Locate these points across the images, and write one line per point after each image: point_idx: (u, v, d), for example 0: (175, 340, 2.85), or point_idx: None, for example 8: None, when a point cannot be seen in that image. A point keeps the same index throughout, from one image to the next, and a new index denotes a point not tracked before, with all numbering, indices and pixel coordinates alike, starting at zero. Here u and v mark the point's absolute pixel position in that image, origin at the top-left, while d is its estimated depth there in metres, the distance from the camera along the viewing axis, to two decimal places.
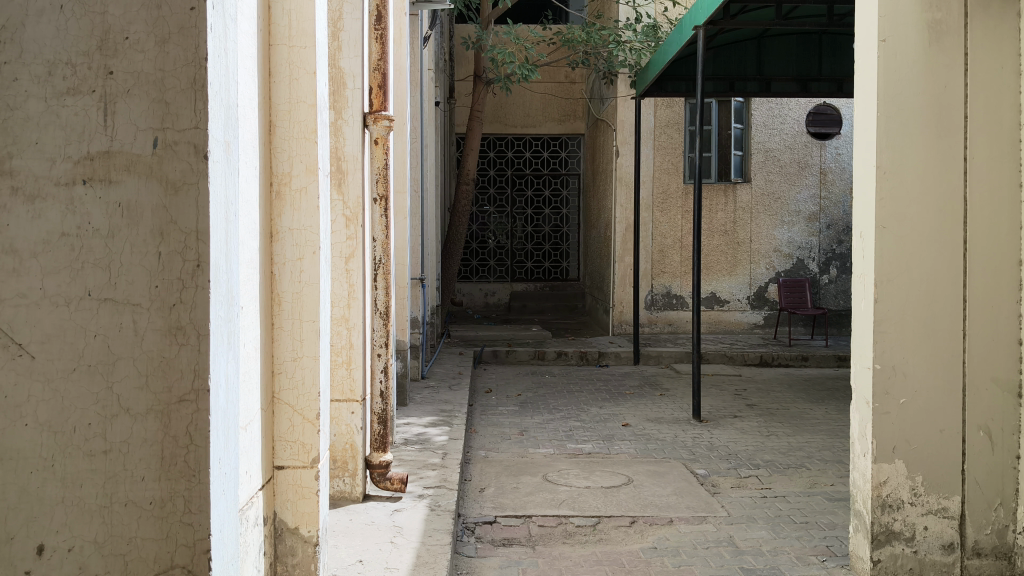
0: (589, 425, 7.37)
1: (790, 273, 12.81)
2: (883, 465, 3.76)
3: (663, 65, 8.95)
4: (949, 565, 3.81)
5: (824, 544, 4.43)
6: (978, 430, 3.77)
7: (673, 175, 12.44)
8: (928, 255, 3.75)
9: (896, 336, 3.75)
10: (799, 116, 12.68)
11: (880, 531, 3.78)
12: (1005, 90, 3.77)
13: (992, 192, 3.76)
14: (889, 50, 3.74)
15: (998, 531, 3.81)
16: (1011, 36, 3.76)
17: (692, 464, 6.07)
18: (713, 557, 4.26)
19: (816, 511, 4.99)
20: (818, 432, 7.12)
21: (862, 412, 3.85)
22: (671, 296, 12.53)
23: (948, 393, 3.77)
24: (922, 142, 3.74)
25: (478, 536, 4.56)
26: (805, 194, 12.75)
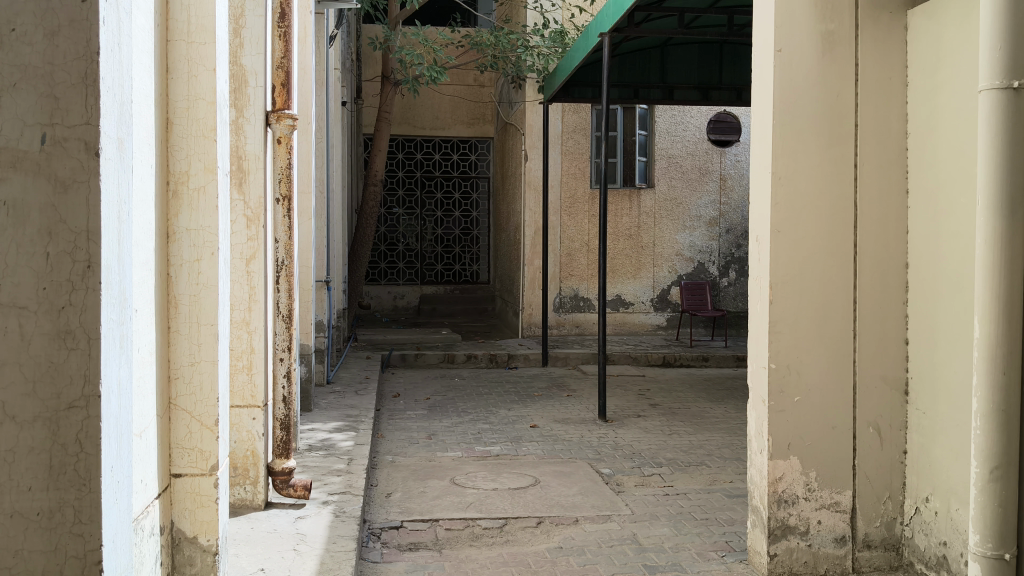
0: (496, 427, 7.39)
1: (691, 277, 13.13)
2: (779, 462, 3.88)
3: (570, 71, 9.02)
4: (841, 558, 3.96)
5: (723, 540, 4.54)
6: (868, 426, 3.94)
7: (581, 180, 12.58)
8: (819, 257, 3.89)
9: (792, 336, 3.88)
10: (700, 123, 13.00)
11: (776, 526, 3.90)
12: (893, 99, 3.94)
13: (881, 199, 3.93)
14: (785, 61, 3.86)
15: (886, 523, 3.98)
16: (899, 48, 3.93)
17: (597, 464, 6.15)
18: (617, 555, 4.32)
19: (716, 507, 5.12)
20: (717, 430, 7.31)
21: (759, 412, 3.97)
22: (578, 299, 12.68)
23: (839, 391, 3.91)
24: (814, 149, 3.88)
25: (384, 541, 4.52)
26: (706, 200, 13.07)
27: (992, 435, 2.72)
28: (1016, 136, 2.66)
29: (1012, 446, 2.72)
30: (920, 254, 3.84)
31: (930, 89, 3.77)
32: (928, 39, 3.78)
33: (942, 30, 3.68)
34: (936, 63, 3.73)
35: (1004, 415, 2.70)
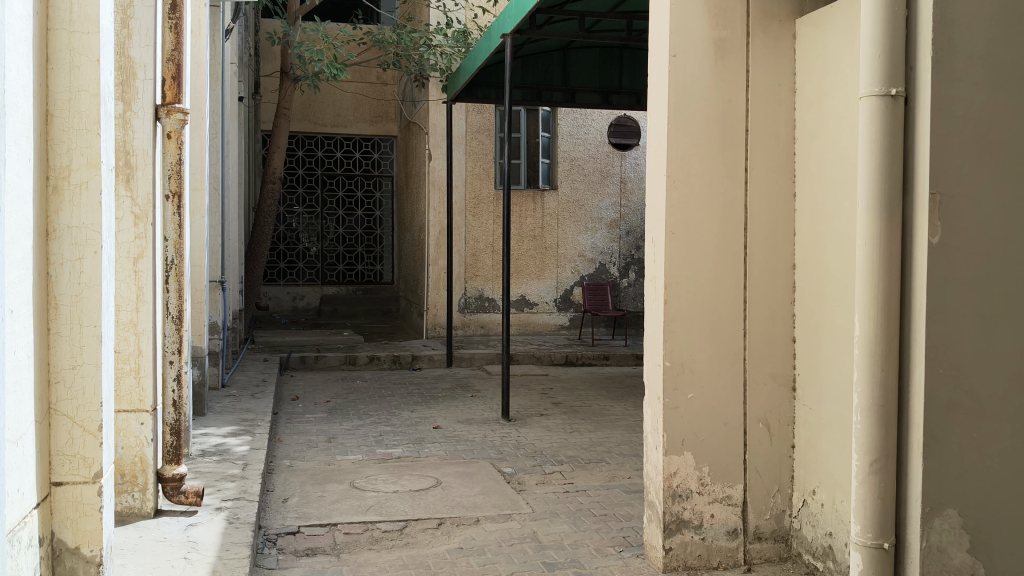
0: (398, 429, 7.32)
1: (593, 277, 13.30)
2: (673, 458, 3.95)
3: (473, 71, 9.00)
4: (733, 550, 4.07)
5: (621, 535, 4.60)
6: (758, 421, 4.06)
7: (485, 180, 12.59)
8: (710, 257, 3.98)
9: (685, 335, 3.96)
10: (601, 127, 13.19)
11: (670, 521, 3.98)
12: (781, 106, 4.06)
13: (770, 201, 4.05)
14: (679, 65, 3.93)
15: (776, 515, 4.11)
16: (787, 56, 4.06)
17: (499, 463, 6.16)
18: (516, 553, 4.33)
19: (615, 503, 5.19)
20: (617, 427, 7.42)
21: (654, 409, 4.03)
22: (483, 300, 12.68)
23: (730, 387, 4.02)
24: (706, 152, 3.97)
25: (279, 547, 4.41)
26: (607, 202, 13.27)
27: (872, 429, 2.83)
28: (891, 142, 2.79)
29: (890, 439, 2.83)
30: (806, 257, 3.97)
31: (816, 95, 3.90)
32: (815, 48, 3.91)
33: (827, 39, 3.82)
34: (821, 72, 3.87)
35: (883, 409, 2.81)
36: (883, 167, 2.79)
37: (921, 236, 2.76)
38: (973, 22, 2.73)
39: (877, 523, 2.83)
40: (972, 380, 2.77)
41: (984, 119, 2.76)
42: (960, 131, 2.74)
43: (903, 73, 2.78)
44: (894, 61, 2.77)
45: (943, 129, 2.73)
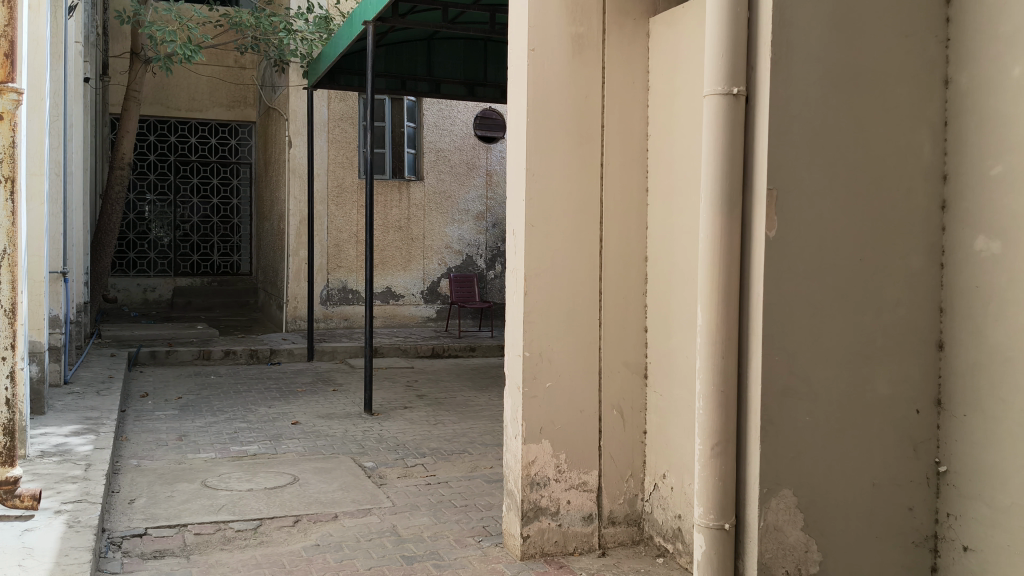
0: (255, 425, 7.12)
1: (460, 269, 13.31)
2: (531, 446, 4.01)
3: (333, 58, 8.81)
4: (589, 535, 4.16)
5: (481, 524, 4.62)
6: (612, 408, 4.16)
7: (348, 169, 12.39)
8: (566, 250, 4.05)
9: (543, 325, 4.01)
10: (467, 119, 13.20)
11: (528, 508, 4.03)
12: (635, 102, 4.17)
13: (625, 196, 4.16)
14: (538, 59, 3.96)
15: (629, 500, 4.24)
16: (641, 54, 4.17)
17: (359, 458, 6.09)
18: (374, 547, 4.28)
19: (476, 493, 5.22)
20: (481, 418, 7.46)
21: (513, 399, 4.07)
22: (346, 291, 12.48)
23: (586, 376, 4.11)
24: (564, 147, 4.03)
25: (125, 551, 4.22)
26: (473, 194, 13.31)
27: (714, 414, 2.96)
28: (735, 141, 2.91)
29: (730, 423, 2.96)
30: (658, 249, 4.10)
31: (668, 93, 4.02)
32: (667, 47, 4.04)
33: (678, 38, 3.94)
34: (673, 70, 3.99)
35: (724, 395, 2.94)
36: (724, 163, 2.91)
37: (759, 229, 2.89)
38: (809, 26, 2.87)
39: (719, 505, 2.95)
40: (806, 366, 2.93)
41: (819, 119, 2.90)
42: (796, 130, 2.88)
43: (744, 73, 2.90)
44: (736, 62, 2.89)
45: (781, 127, 2.86)
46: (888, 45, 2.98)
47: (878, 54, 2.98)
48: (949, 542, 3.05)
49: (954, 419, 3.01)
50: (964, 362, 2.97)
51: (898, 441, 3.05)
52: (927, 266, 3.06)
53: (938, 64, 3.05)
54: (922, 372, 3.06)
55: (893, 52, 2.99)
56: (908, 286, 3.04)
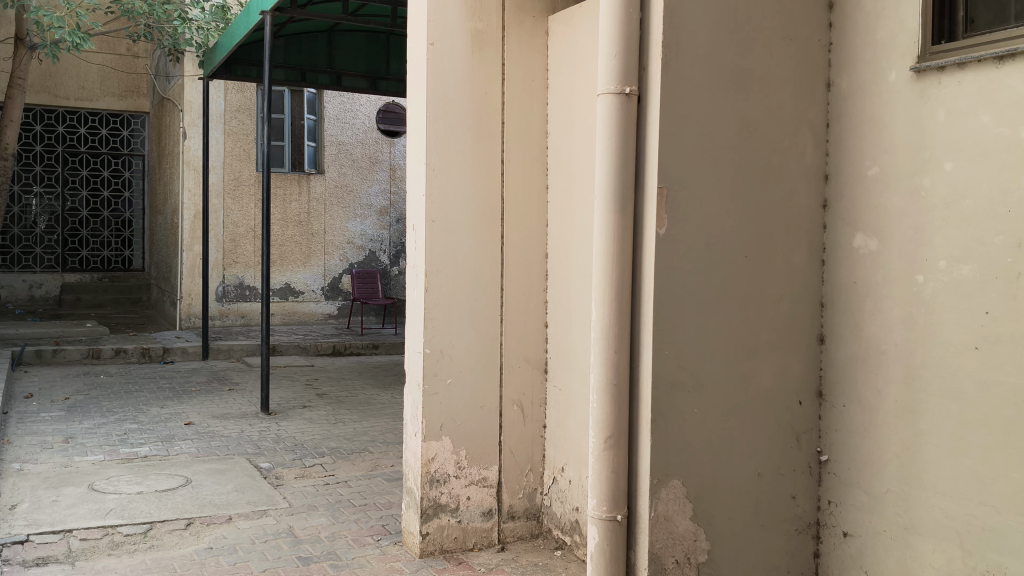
0: (146, 426, 6.88)
1: (362, 265, 13.15)
2: (431, 443, 3.98)
3: (229, 48, 8.58)
4: (488, 530, 4.16)
5: (380, 523, 4.57)
6: (512, 404, 4.18)
7: (245, 162, 12.10)
8: (467, 246, 4.02)
9: (444, 321, 3.98)
10: (369, 112, 13.07)
11: (428, 506, 4.01)
12: (534, 100, 4.17)
13: (525, 193, 4.16)
14: (437, 54, 3.91)
15: (528, 494, 4.26)
16: (540, 52, 4.18)
17: (256, 458, 5.96)
18: (270, 550, 4.19)
19: (375, 492, 5.17)
20: (382, 416, 7.39)
21: (412, 396, 4.02)
22: (243, 288, 12.19)
23: (487, 373, 4.10)
24: (466, 143, 4.00)
25: (5, 558, 4.01)
26: (376, 188, 13.17)
27: (607, 407, 3.00)
28: (628, 140, 2.96)
29: (621, 417, 3.01)
30: (557, 245, 4.13)
31: (567, 90, 4.04)
32: (566, 45, 4.05)
33: (575, 37, 3.96)
34: (572, 69, 4.01)
35: (617, 390, 2.99)
36: (616, 161, 2.96)
37: (650, 227, 2.94)
38: (699, 28, 2.93)
39: (612, 497, 3.00)
40: (696, 361, 2.99)
41: (708, 119, 2.97)
42: (686, 130, 2.94)
43: (636, 73, 2.95)
44: (627, 62, 2.93)
45: (671, 127, 2.91)
46: (774, 49, 3.08)
47: (764, 57, 3.07)
48: (831, 528, 3.19)
49: (835, 410, 3.16)
50: (846, 356, 3.12)
51: (783, 432, 3.17)
52: (809, 263, 3.18)
53: (821, 68, 3.17)
54: (804, 365, 3.19)
55: (779, 56, 3.09)
56: (792, 282, 3.15)
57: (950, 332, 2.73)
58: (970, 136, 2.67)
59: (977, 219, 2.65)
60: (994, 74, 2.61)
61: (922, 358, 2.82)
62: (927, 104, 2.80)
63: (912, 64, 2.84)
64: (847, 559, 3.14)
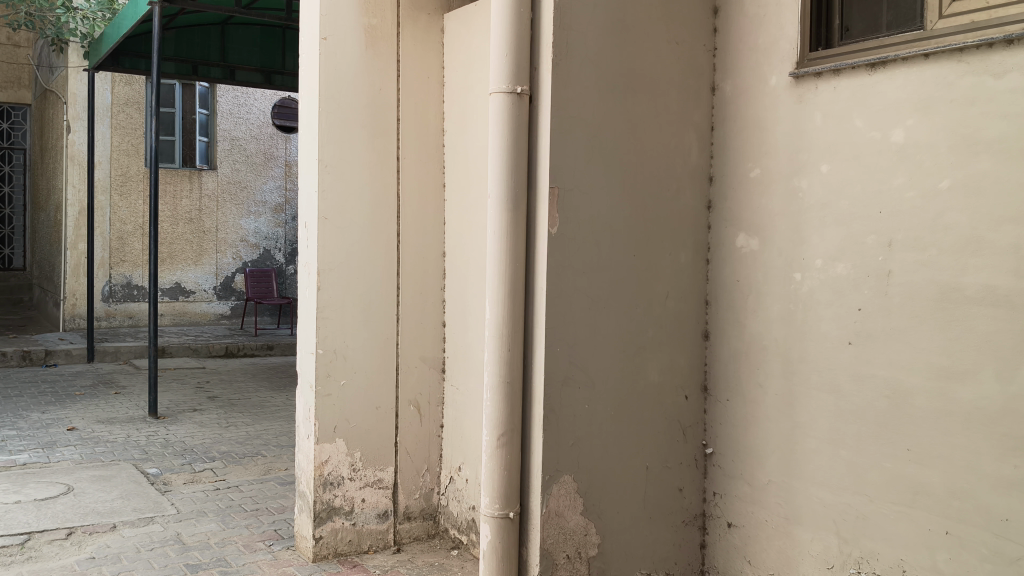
0: (25, 433, 6.56)
1: (256, 264, 12.86)
2: (325, 445, 3.91)
3: (116, 40, 8.28)
4: (384, 532, 4.12)
5: (272, 528, 4.47)
6: (409, 404, 4.15)
7: (133, 157, 11.69)
8: (361, 244, 3.96)
9: (338, 321, 3.91)
10: (264, 107, 12.79)
11: (321, 509, 3.94)
12: (429, 98, 4.15)
13: (420, 192, 4.13)
14: (330, 49, 3.84)
15: (425, 494, 4.24)
16: (435, 50, 4.15)
17: (142, 464, 5.75)
18: (156, 558, 4.04)
19: (268, 496, 5.06)
20: (276, 419, 7.24)
21: (305, 397, 3.94)
22: (131, 287, 11.76)
23: (382, 373, 4.06)
24: (360, 140, 3.94)
25: None
26: (270, 184, 12.90)
27: (499, 406, 3.01)
28: (519, 139, 2.97)
29: (515, 414, 3.01)
30: (453, 244, 4.12)
31: (462, 88, 4.03)
32: (461, 43, 4.04)
33: (469, 35, 3.96)
34: (467, 66, 4.00)
35: (510, 387, 3.00)
36: (508, 160, 2.97)
37: (542, 226, 2.95)
38: (589, 28, 2.96)
39: (505, 495, 3.00)
40: (587, 359, 3.03)
41: (598, 120, 3.01)
42: (577, 131, 2.96)
43: (527, 72, 2.96)
44: (519, 62, 2.94)
45: (562, 128, 2.93)
46: (661, 53, 3.15)
47: (652, 59, 3.13)
48: (716, 519, 3.30)
49: (720, 404, 3.27)
50: (732, 351, 3.22)
51: (671, 426, 3.25)
52: (694, 262, 3.28)
53: (706, 73, 3.27)
54: (689, 361, 3.29)
55: (666, 59, 3.16)
56: (678, 280, 3.24)
57: (826, 328, 2.85)
58: (844, 140, 2.79)
59: (851, 219, 2.76)
60: (867, 80, 2.72)
61: (801, 352, 2.94)
62: (805, 108, 2.91)
63: (792, 69, 2.95)
64: (731, 548, 3.25)
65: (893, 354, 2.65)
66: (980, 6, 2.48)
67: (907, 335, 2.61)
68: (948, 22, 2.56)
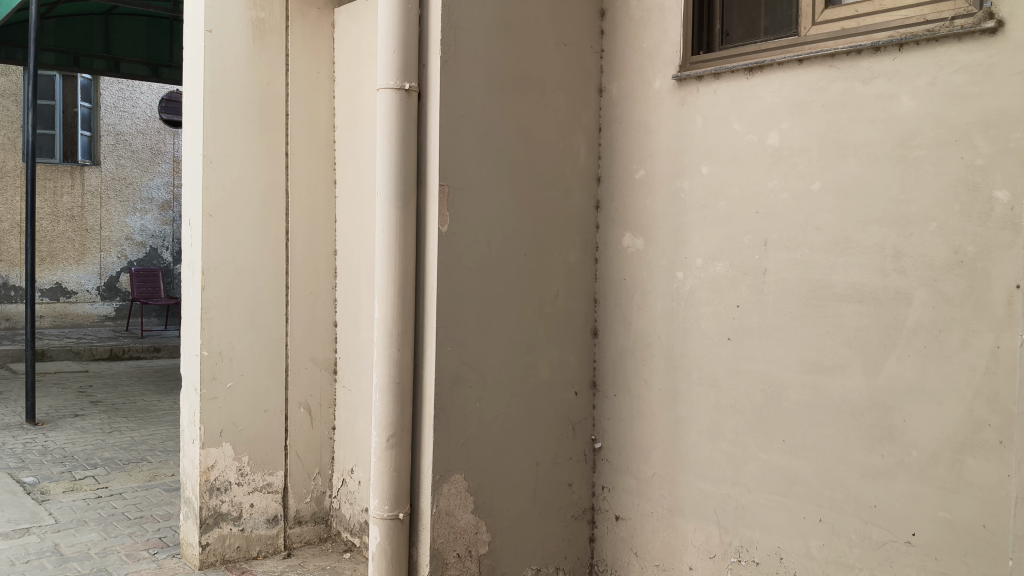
0: None
1: (142, 263, 12.44)
2: (211, 450, 3.81)
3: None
4: (273, 537, 4.03)
5: (157, 536, 4.33)
6: (299, 406, 4.08)
7: (9, 152, 11.18)
8: (248, 244, 3.87)
9: (224, 322, 3.82)
10: (150, 101, 12.41)
11: (208, 515, 3.83)
12: (320, 94, 4.08)
13: (310, 189, 4.07)
14: (215, 41, 3.73)
15: (316, 498, 4.18)
16: (325, 45, 4.09)
17: (18, 473, 5.48)
18: (31, 571, 3.85)
19: (153, 503, 4.89)
20: (163, 424, 7.01)
21: (190, 401, 3.83)
22: (8, 288, 11.20)
23: (271, 374, 3.98)
24: (247, 136, 3.85)
25: None
26: (158, 181, 12.50)
27: (389, 406, 2.98)
28: (407, 136, 2.95)
29: (404, 415, 2.99)
30: (344, 242, 4.07)
31: (352, 84, 3.98)
32: (351, 39, 3.99)
33: (360, 30, 3.91)
34: (357, 62, 3.95)
35: (399, 387, 2.98)
36: (396, 158, 2.95)
37: (432, 224, 2.94)
38: (477, 27, 2.96)
39: (394, 495, 2.98)
40: (477, 357, 3.03)
41: (487, 120, 3.01)
42: (466, 129, 2.96)
43: (415, 70, 2.94)
44: (406, 58, 2.92)
45: (451, 126, 2.92)
46: (549, 55, 3.17)
47: (540, 58, 3.15)
48: (604, 512, 3.37)
49: (608, 400, 3.33)
50: (619, 348, 3.28)
51: (560, 423, 3.29)
52: (583, 260, 3.33)
53: (593, 75, 3.32)
54: (578, 358, 3.34)
55: (555, 60, 3.19)
56: (567, 278, 3.28)
57: (706, 324, 2.93)
58: (723, 143, 2.87)
59: (730, 220, 2.85)
60: (744, 84, 2.81)
61: (683, 349, 3.02)
62: (687, 111, 2.99)
63: (675, 72, 3.02)
64: (618, 541, 3.32)
65: (769, 349, 2.74)
66: (850, 15, 2.57)
67: (781, 330, 2.70)
68: (820, 28, 2.64)
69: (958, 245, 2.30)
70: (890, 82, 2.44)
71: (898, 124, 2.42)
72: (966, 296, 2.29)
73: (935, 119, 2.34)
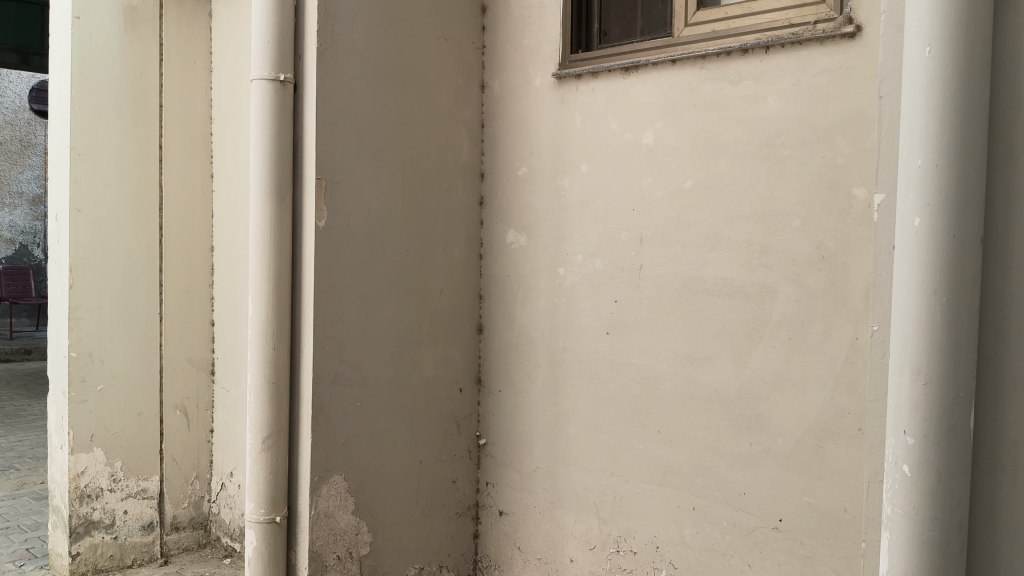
0: None
1: (12, 259, 12.03)
2: (81, 456, 3.66)
3: None
4: (149, 545, 3.90)
5: (24, 547, 4.12)
6: (175, 408, 3.94)
7: None
8: (119, 240, 3.72)
9: (94, 321, 3.66)
10: (20, 90, 11.83)
11: (78, 524, 3.68)
12: (196, 85, 3.94)
13: (186, 184, 3.92)
14: (83, 29, 3.57)
15: (194, 503, 4.05)
16: (202, 34, 3.96)
17: None
18: None
19: (20, 513, 4.66)
20: (32, 429, 6.70)
21: (58, 404, 3.67)
22: None
23: (145, 376, 3.84)
24: (118, 127, 3.70)
25: None
26: (28, 174, 12.00)
27: (265, 406, 2.92)
28: (283, 129, 2.88)
29: (281, 415, 2.93)
30: (222, 238, 3.94)
31: (230, 76, 3.87)
32: (229, 29, 3.87)
33: (237, 20, 3.81)
34: (235, 52, 3.83)
35: (275, 387, 2.91)
36: (271, 151, 2.88)
37: (309, 220, 2.88)
38: (355, 19, 2.92)
39: (271, 497, 2.91)
40: (357, 354, 2.99)
41: (366, 113, 2.97)
42: (344, 123, 2.91)
43: (290, 62, 2.88)
44: (281, 50, 2.86)
45: (328, 119, 2.87)
46: (430, 49, 3.15)
47: (420, 53, 3.13)
48: (488, 508, 3.38)
49: (492, 395, 3.34)
50: (502, 344, 3.29)
51: (444, 419, 3.28)
52: (467, 257, 3.33)
53: (475, 70, 3.32)
54: (462, 354, 3.33)
55: (435, 55, 3.18)
56: (451, 274, 3.27)
57: (585, 319, 2.97)
58: (601, 141, 2.91)
59: (607, 217, 2.89)
60: (621, 83, 2.85)
61: (564, 344, 3.05)
62: (566, 108, 3.02)
63: (555, 69, 3.05)
64: (502, 536, 3.33)
65: (644, 343, 2.80)
66: (720, 17, 2.63)
67: (656, 325, 2.76)
68: (692, 29, 2.69)
69: (819, 241, 2.39)
70: (757, 83, 2.51)
71: (764, 124, 2.50)
72: (827, 290, 2.38)
73: (799, 120, 2.43)
